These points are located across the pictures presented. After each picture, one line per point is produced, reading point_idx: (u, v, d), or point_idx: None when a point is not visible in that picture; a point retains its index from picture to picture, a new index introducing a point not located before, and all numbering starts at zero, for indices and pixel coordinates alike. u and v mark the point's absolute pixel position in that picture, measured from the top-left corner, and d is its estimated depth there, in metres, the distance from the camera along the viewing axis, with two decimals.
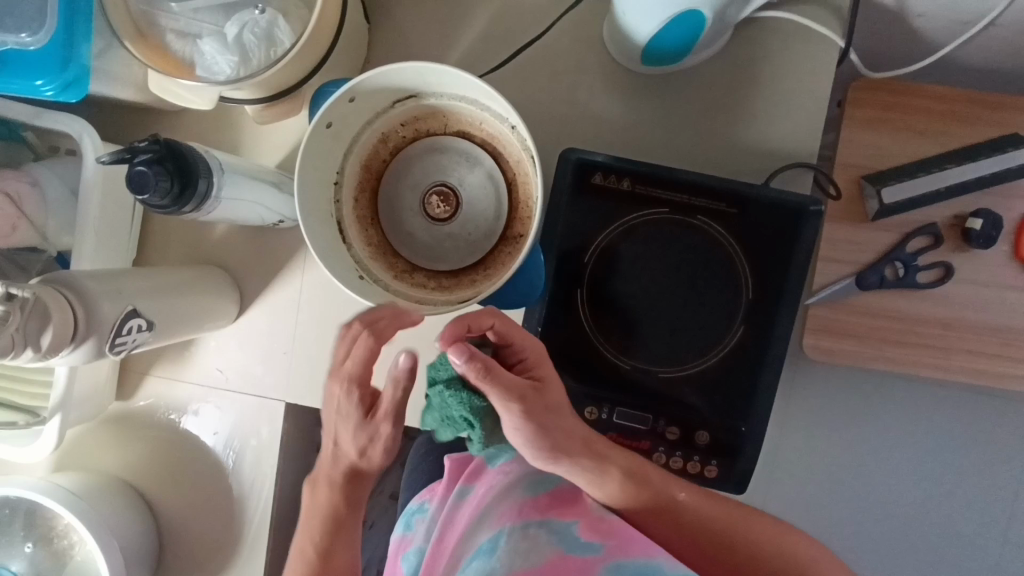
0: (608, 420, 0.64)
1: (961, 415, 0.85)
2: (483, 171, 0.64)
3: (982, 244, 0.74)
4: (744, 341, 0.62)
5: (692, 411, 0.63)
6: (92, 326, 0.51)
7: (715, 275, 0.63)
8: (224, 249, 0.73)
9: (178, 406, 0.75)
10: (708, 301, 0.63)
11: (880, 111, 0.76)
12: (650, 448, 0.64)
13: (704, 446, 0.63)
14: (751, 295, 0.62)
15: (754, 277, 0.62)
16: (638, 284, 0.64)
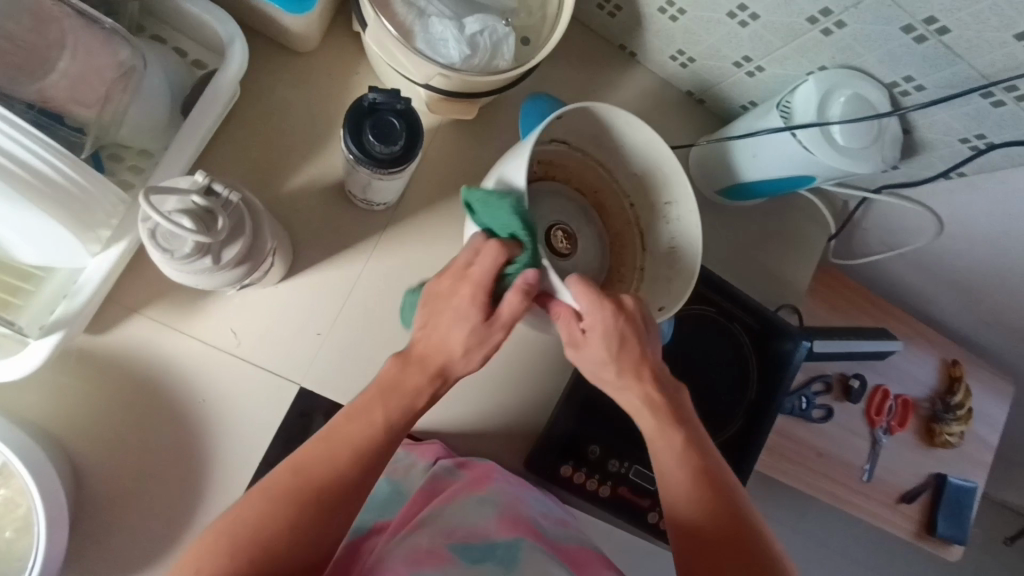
0: (624, 474, 0.73)
1: (787, 517, 1.13)
2: (591, 231, 0.71)
3: (854, 399, 1.02)
4: (740, 432, 0.76)
5: None
6: (250, 254, 0.45)
7: (730, 375, 0.77)
8: (291, 204, 0.67)
9: (163, 357, 0.64)
10: (723, 393, 0.77)
11: (830, 283, 1.00)
12: (650, 506, 0.73)
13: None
14: (754, 398, 0.77)
15: (759, 384, 0.77)
16: (673, 363, 0.76)
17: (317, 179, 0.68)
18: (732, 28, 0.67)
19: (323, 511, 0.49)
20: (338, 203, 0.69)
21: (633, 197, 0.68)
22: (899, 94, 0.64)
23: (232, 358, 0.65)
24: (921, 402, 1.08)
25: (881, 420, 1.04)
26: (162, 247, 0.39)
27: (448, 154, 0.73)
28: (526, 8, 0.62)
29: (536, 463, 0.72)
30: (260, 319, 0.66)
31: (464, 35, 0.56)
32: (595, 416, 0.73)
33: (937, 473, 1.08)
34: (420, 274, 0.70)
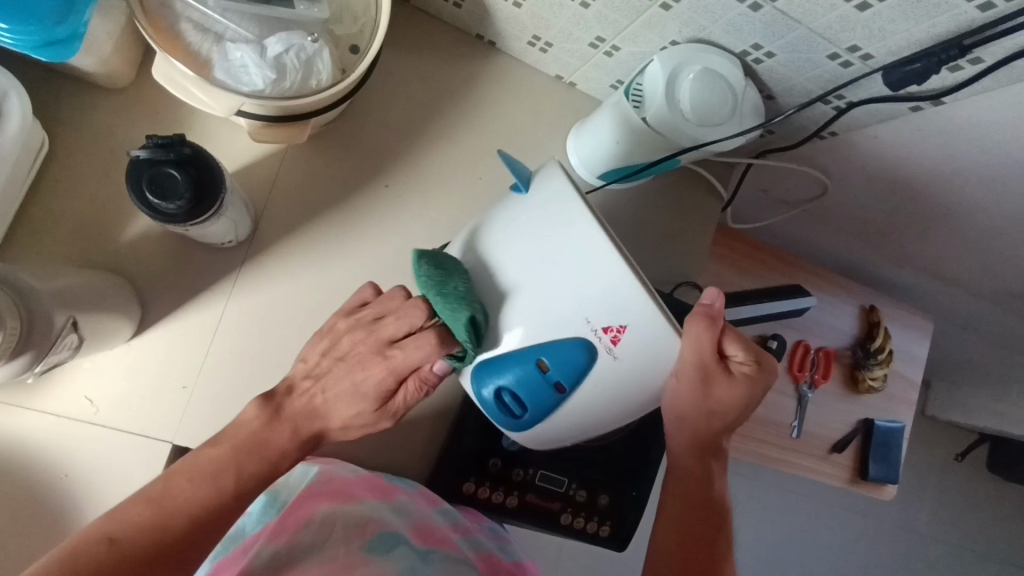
0: (531, 482, 0.71)
1: None
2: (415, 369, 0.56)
3: (775, 361, 1.02)
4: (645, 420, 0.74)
5: (602, 478, 0.73)
6: (30, 343, 0.40)
7: None
8: (130, 257, 0.62)
9: (11, 438, 0.59)
10: None
11: (736, 248, 0.99)
12: (561, 509, 0.71)
13: (604, 508, 0.72)
14: None
15: None
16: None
17: (157, 224, 0.63)
18: (576, 10, 0.63)
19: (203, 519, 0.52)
20: (184, 245, 0.64)
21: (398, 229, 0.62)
22: (753, 62, 0.61)
23: (92, 427, 0.61)
24: (841, 351, 1.09)
25: (804, 375, 1.05)
26: None
27: (301, 177, 0.68)
28: (347, 15, 0.57)
29: (439, 485, 0.70)
30: (117, 380, 0.62)
31: (268, 58, 0.51)
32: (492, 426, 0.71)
33: (865, 419, 1.10)
34: (285, 306, 0.66)
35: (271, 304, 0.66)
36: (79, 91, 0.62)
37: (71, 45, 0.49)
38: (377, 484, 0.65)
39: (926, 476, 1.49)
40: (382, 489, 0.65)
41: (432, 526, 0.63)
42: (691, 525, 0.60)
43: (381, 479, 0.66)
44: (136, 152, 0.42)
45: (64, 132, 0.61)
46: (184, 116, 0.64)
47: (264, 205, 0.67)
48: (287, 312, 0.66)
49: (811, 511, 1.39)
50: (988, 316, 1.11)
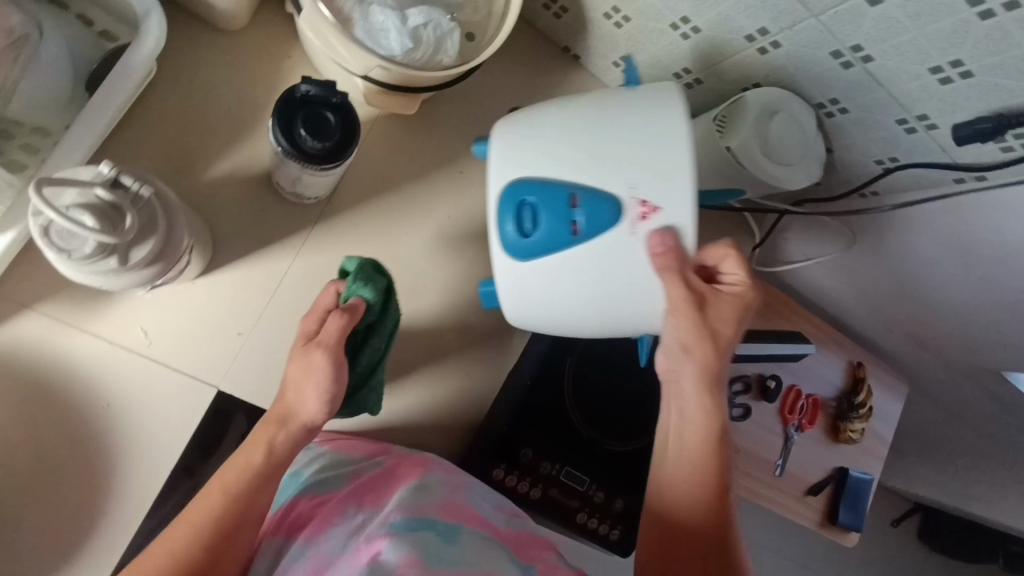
0: (556, 476, 0.72)
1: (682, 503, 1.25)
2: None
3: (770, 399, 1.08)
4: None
5: (619, 481, 0.74)
6: (165, 250, 0.40)
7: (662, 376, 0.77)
8: (213, 194, 0.62)
9: (57, 356, 0.58)
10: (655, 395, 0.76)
11: None
12: (579, 507, 0.72)
13: (619, 512, 0.73)
14: None
15: None
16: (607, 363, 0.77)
17: (241, 168, 0.63)
18: (674, 40, 0.68)
19: None
20: (265, 195, 0.64)
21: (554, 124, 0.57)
22: (826, 115, 0.68)
23: (141, 358, 0.60)
24: (826, 403, 1.16)
25: (793, 418, 1.11)
26: (62, 247, 0.37)
27: (384, 149, 0.70)
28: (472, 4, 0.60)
29: (468, 468, 0.70)
30: (173, 316, 0.61)
31: (409, 26, 0.54)
32: (526, 419, 0.72)
33: (839, 466, 1.16)
34: None
35: (336, 265, 0.67)
36: (191, 25, 0.62)
37: None
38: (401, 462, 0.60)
39: (872, 535, 1.57)
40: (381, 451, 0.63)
41: (472, 509, 0.56)
42: (681, 546, 0.54)
43: (392, 447, 0.65)
44: (296, 87, 0.44)
45: (167, 62, 0.61)
46: (288, 68, 0.64)
47: (345, 171, 0.68)
48: None
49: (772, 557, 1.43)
50: (958, 392, 1.20)
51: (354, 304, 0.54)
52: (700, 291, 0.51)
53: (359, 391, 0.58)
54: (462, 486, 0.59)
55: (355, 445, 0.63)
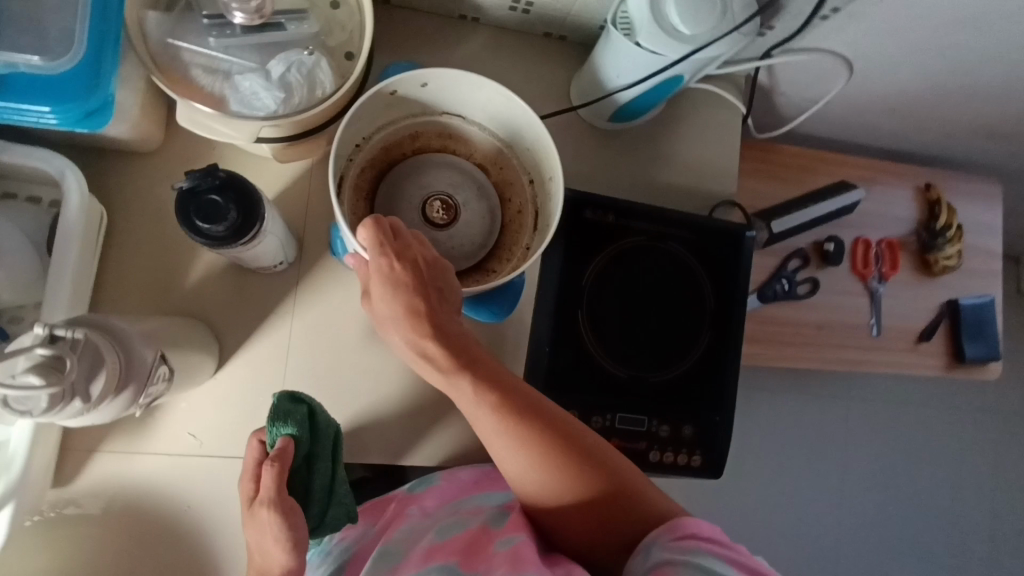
0: (611, 425, 0.72)
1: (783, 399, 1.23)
2: (484, 205, 0.69)
3: (836, 262, 0.99)
4: (712, 345, 0.76)
5: (678, 408, 0.74)
6: (131, 372, 0.45)
7: (683, 293, 0.76)
8: (201, 297, 0.67)
9: (134, 483, 0.65)
10: (685, 315, 0.76)
11: (760, 165, 0.98)
12: (647, 447, 0.72)
13: (688, 438, 0.74)
14: (711, 303, 0.76)
15: (713, 289, 0.76)
16: (623, 301, 0.75)
17: (213, 264, 0.68)
18: None
19: None
20: (244, 278, 0.68)
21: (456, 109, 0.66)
22: None
23: (200, 459, 0.66)
24: (904, 240, 1.05)
25: (871, 271, 1.02)
26: (32, 409, 0.39)
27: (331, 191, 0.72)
28: (336, 25, 0.59)
29: None
30: (213, 413, 0.67)
31: (277, 78, 0.55)
32: (560, 381, 0.71)
33: (947, 300, 1.05)
34: (345, 312, 0.70)
35: (331, 313, 0.70)
36: (120, 161, 0.67)
37: (104, 113, 0.52)
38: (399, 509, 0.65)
39: None
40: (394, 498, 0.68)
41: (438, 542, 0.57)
42: (580, 504, 0.55)
43: (396, 492, 0.69)
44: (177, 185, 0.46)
45: (115, 201, 0.67)
46: (215, 159, 0.68)
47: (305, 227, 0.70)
48: (349, 316, 0.70)
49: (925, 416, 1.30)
50: None
51: (282, 447, 0.53)
52: (394, 266, 0.52)
53: (326, 514, 0.60)
54: (455, 493, 0.64)
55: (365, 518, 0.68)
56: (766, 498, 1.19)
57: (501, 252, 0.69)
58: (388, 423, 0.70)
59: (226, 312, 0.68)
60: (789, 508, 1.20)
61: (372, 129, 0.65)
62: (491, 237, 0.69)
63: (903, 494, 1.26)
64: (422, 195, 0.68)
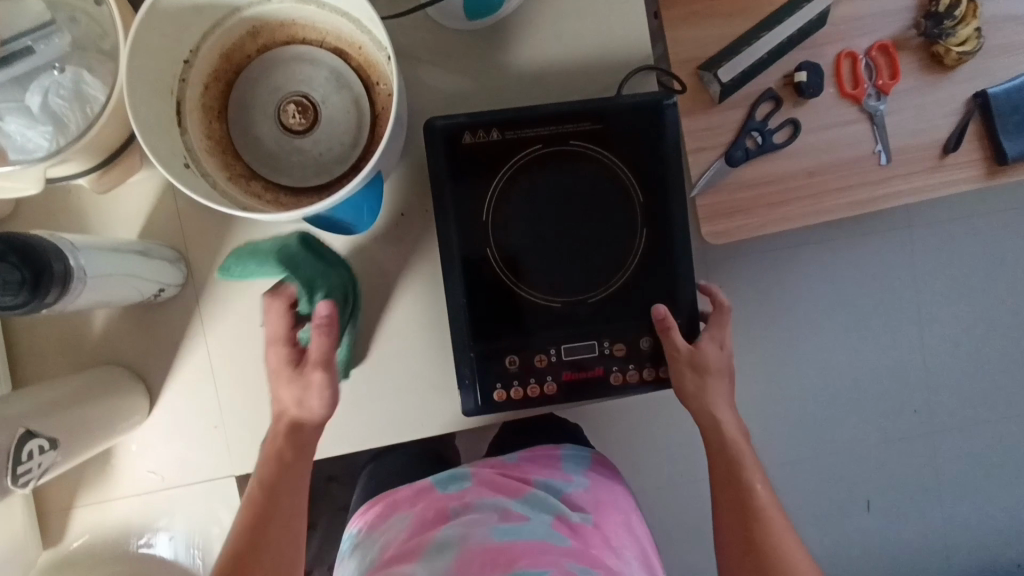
0: (558, 360, 0.65)
1: (803, 257, 1.10)
2: (348, 95, 0.60)
3: (813, 93, 0.83)
4: (653, 241, 0.66)
5: (631, 321, 0.65)
6: None
7: (603, 189, 0.66)
8: (110, 343, 0.67)
9: (116, 525, 0.69)
10: (614, 215, 0.66)
11: (691, 6, 0.82)
12: (606, 371, 0.65)
13: (651, 350, 0.65)
14: (642, 195, 0.65)
15: (638, 176, 0.65)
16: (539, 222, 0.66)
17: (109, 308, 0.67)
18: None
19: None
20: (143, 314, 0.67)
21: None
22: None
23: (166, 491, 0.68)
24: (904, 36, 0.85)
25: (863, 90, 0.83)
26: None
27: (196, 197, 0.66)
28: (95, 27, 0.53)
29: (471, 406, 0.64)
30: (162, 447, 0.68)
31: (43, 109, 0.51)
32: (489, 328, 0.65)
33: (975, 94, 0.85)
34: (254, 317, 0.67)
35: (238, 322, 0.67)
36: None
37: None
38: (437, 497, 0.69)
39: None
40: (426, 487, 0.71)
41: (496, 542, 0.60)
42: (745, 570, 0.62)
43: (428, 480, 0.72)
44: None
45: None
46: (71, 204, 0.65)
47: (183, 244, 0.66)
48: (257, 321, 0.67)
49: (980, 228, 1.13)
50: None
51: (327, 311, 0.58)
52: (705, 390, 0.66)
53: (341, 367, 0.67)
54: (489, 488, 0.69)
55: (381, 513, 0.70)
56: (801, 365, 1.11)
57: (372, 146, 0.60)
58: (335, 415, 0.68)
59: (138, 351, 0.67)
60: (825, 370, 1.12)
61: (198, 36, 0.57)
62: (361, 132, 0.61)
63: (960, 321, 1.14)
64: (276, 100, 0.61)
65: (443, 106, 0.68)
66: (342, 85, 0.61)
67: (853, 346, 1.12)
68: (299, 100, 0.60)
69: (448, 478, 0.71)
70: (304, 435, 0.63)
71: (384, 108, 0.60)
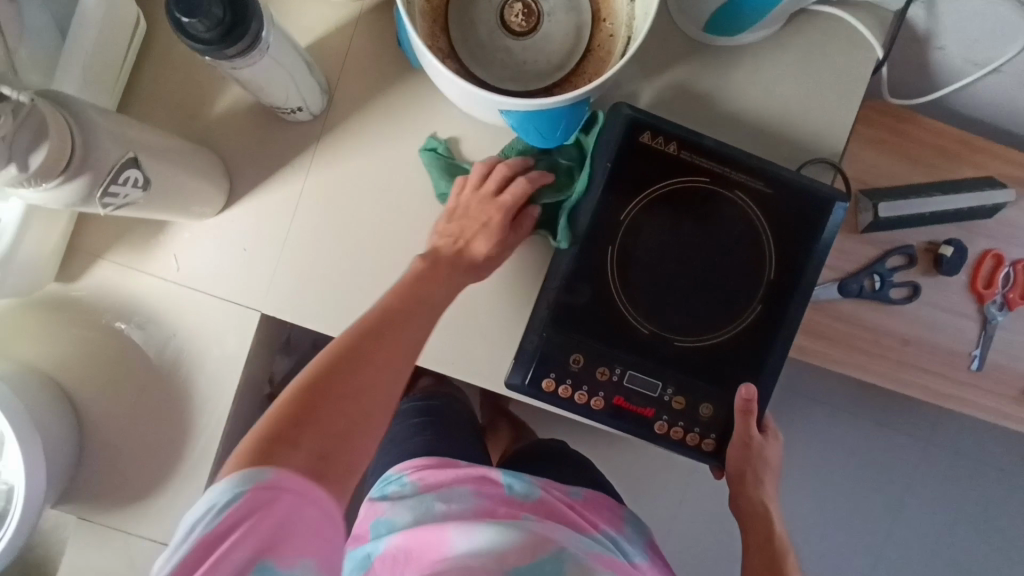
0: (618, 382, 0.64)
1: None
2: (573, 19, 0.60)
3: (948, 271, 0.82)
4: (762, 319, 0.64)
5: (701, 385, 0.64)
6: (88, 162, 0.43)
7: (741, 253, 0.64)
8: (220, 132, 0.65)
9: (128, 296, 0.67)
10: (739, 280, 0.64)
11: (882, 134, 0.82)
12: (654, 415, 0.64)
13: (707, 418, 0.64)
14: (772, 274, 0.64)
15: (779, 258, 0.64)
16: (663, 252, 0.65)
17: (238, 100, 0.65)
18: None
19: (321, 370, 0.49)
20: (266, 122, 0.65)
21: None
22: None
23: (191, 291, 0.67)
24: None
25: (992, 293, 0.82)
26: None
27: (372, 46, 0.65)
28: None
29: (517, 383, 0.63)
30: (209, 250, 0.66)
31: None
32: (569, 321, 0.63)
33: None
34: (359, 183, 0.66)
35: (344, 179, 0.66)
36: None
37: None
38: (498, 492, 0.64)
39: None
40: (488, 483, 0.65)
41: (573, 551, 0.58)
42: None
43: (494, 473, 0.66)
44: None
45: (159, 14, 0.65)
46: None
47: (339, 81, 0.65)
48: (361, 185, 0.66)
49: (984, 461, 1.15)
50: None
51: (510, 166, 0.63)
52: (745, 484, 0.66)
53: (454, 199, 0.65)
54: (558, 510, 0.63)
55: (434, 476, 0.66)
56: None
57: (576, 76, 0.60)
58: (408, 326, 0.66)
59: (239, 151, 0.66)
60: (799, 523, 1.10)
61: None
62: (570, 61, 0.60)
63: None
64: None
65: (629, 95, 0.67)
66: (572, 8, 0.61)
67: (814, 503, 1.15)
68: (525, 6, 0.59)
69: (518, 480, 0.66)
70: (400, 331, 0.54)
71: (601, 47, 0.60)
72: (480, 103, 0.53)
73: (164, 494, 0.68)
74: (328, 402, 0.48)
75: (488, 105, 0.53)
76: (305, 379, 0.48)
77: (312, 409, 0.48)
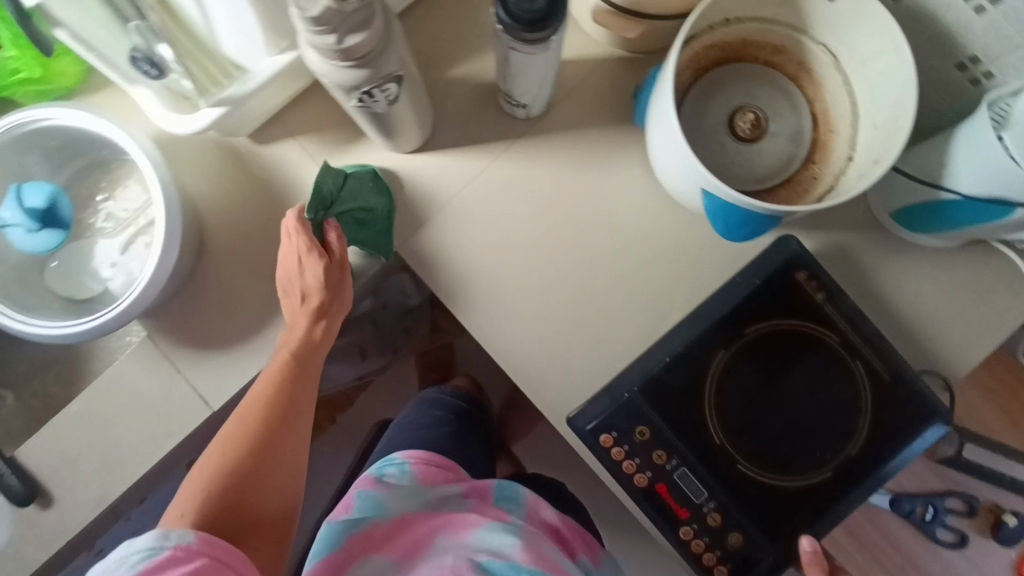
0: (668, 471, 0.64)
1: None
2: (790, 149, 0.66)
3: (1003, 540, 0.80)
4: (823, 486, 0.65)
5: (742, 515, 0.64)
6: (375, 63, 0.50)
7: (834, 417, 0.65)
8: (445, 91, 0.72)
9: (294, 179, 0.72)
10: (820, 440, 0.65)
11: (993, 383, 0.83)
12: (686, 518, 0.64)
13: (732, 548, 0.64)
14: (853, 451, 0.65)
15: (867, 440, 0.65)
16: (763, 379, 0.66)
17: (474, 74, 0.72)
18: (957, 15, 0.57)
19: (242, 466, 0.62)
20: (486, 102, 0.72)
21: (825, 48, 0.62)
22: None
23: None
24: None
25: None
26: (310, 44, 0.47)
27: (605, 86, 0.71)
28: None
29: (578, 425, 0.64)
30: (381, 177, 0.72)
31: None
32: (654, 395, 0.65)
33: None
34: (533, 187, 0.71)
35: (524, 178, 0.71)
36: None
37: None
38: (485, 498, 0.72)
39: None
40: (478, 489, 0.73)
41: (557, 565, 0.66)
42: None
43: (486, 483, 0.74)
44: None
45: None
46: None
47: (563, 100, 0.71)
48: (535, 191, 0.71)
49: None
50: None
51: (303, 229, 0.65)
52: None
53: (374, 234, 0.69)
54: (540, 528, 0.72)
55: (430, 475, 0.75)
56: None
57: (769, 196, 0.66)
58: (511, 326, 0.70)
59: (452, 113, 0.72)
60: None
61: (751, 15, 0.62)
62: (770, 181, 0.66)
63: None
64: (740, 102, 0.67)
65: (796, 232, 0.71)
66: (792, 140, 0.67)
67: None
68: (756, 119, 0.66)
69: (509, 489, 0.75)
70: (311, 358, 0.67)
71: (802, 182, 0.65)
72: (689, 173, 0.57)
73: (224, 356, 0.71)
74: (264, 476, 0.63)
75: (695, 179, 0.57)
76: (232, 466, 0.62)
77: (236, 447, 0.63)
